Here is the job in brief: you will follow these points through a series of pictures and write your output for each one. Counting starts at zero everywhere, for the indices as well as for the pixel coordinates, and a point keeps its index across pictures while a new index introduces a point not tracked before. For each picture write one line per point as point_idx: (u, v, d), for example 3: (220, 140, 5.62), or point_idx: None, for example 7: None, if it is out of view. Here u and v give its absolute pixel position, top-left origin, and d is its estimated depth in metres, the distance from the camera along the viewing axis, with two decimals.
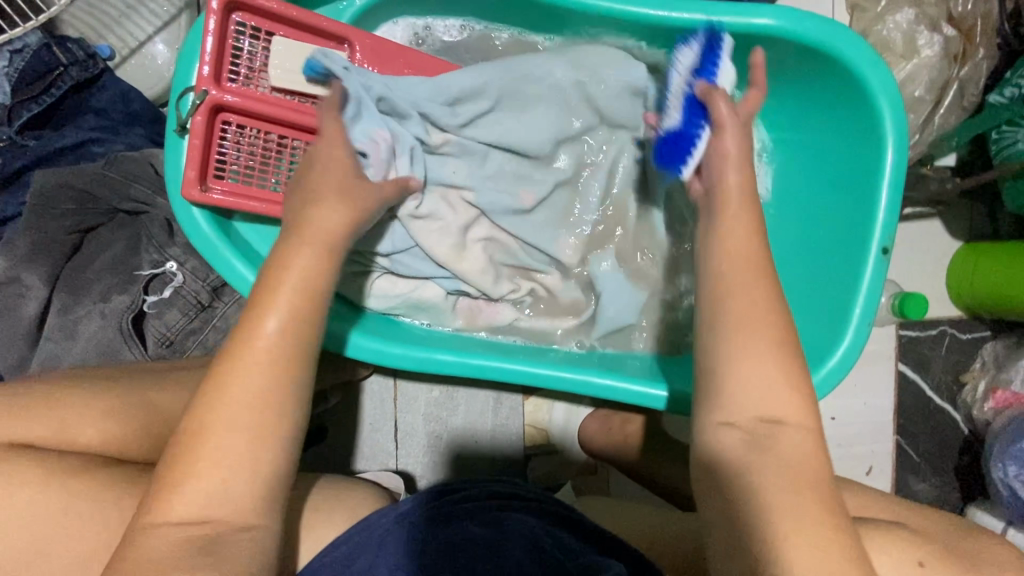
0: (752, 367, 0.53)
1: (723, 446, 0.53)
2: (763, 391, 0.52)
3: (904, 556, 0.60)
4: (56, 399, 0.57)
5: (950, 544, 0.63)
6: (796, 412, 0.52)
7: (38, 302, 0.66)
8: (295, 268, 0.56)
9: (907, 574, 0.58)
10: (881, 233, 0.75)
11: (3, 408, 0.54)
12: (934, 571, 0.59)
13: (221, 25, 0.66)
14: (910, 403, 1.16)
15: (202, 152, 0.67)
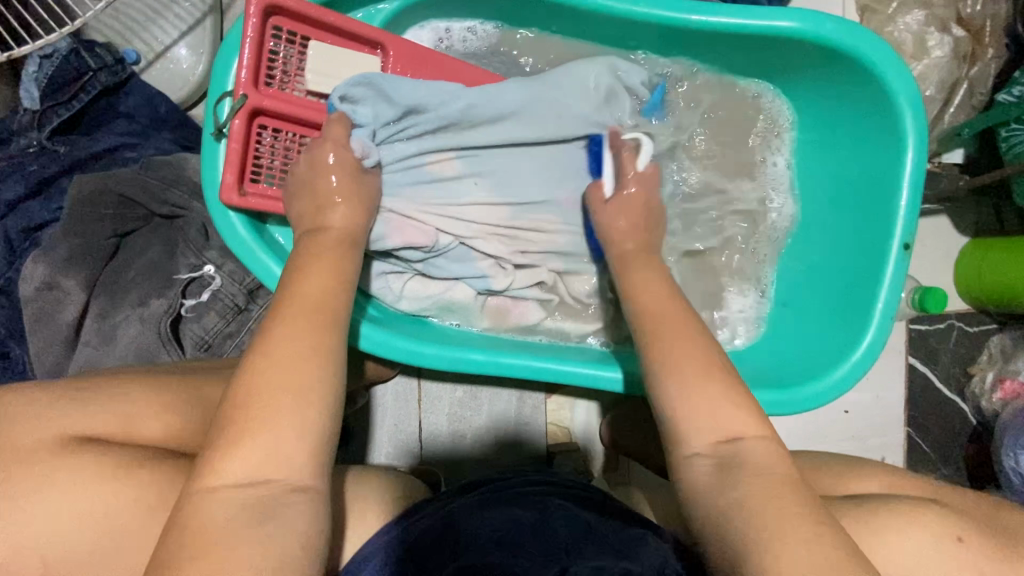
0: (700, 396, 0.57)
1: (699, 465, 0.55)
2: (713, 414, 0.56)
3: (945, 532, 0.61)
4: (106, 395, 0.56)
5: (988, 524, 0.64)
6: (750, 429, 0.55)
7: (77, 307, 0.66)
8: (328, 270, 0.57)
9: (950, 553, 0.60)
10: (902, 231, 0.77)
11: (56, 406, 0.53)
12: (977, 548, 0.60)
13: (259, 30, 0.66)
14: (920, 395, 1.19)
15: (240, 156, 0.67)
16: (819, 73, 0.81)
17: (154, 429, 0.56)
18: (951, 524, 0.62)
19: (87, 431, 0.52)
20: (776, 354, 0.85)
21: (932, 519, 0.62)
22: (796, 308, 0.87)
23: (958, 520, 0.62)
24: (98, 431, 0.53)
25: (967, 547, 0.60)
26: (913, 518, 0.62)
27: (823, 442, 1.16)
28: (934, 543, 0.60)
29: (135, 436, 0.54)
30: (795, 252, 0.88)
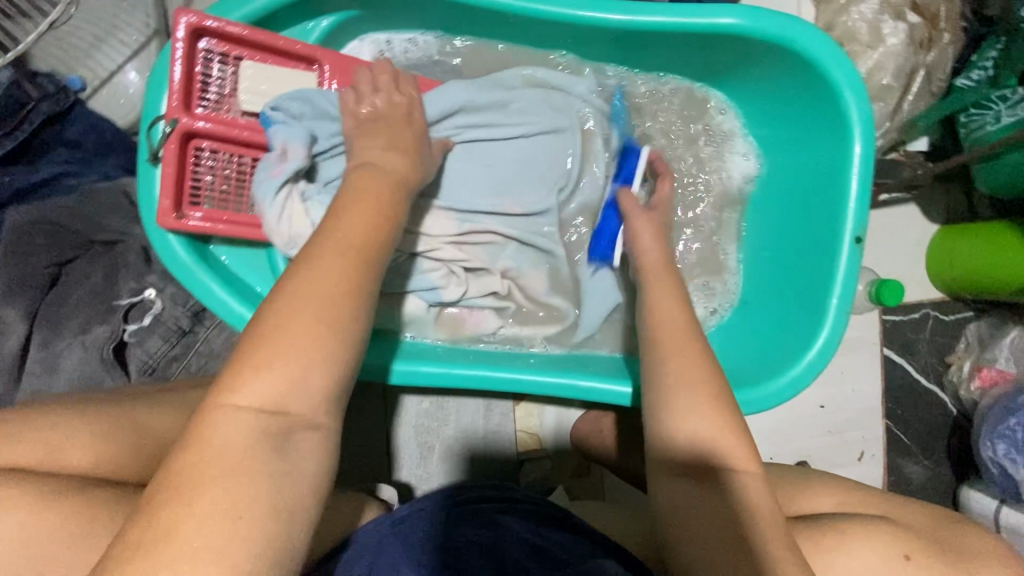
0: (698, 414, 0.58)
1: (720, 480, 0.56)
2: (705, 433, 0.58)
3: (892, 552, 0.62)
4: (39, 422, 0.56)
5: (939, 540, 0.65)
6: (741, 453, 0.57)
7: (19, 337, 0.66)
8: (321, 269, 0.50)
9: (896, 568, 0.61)
10: (853, 224, 0.76)
11: None
12: (921, 566, 0.62)
13: (189, 53, 0.67)
14: (898, 387, 1.17)
15: (175, 179, 0.67)
16: (763, 69, 0.81)
17: (88, 456, 0.56)
18: (898, 543, 0.63)
19: (17, 462, 0.52)
20: (733, 352, 0.84)
21: (880, 530, 0.64)
22: (754, 306, 0.85)
23: (907, 539, 0.64)
24: (30, 458, 0.53)
25: (914, 566, 0.62)
26: (863, 535, 0.63)
27: (800, 439, 1.15)
28: (882, 560, 0.61)
29: (68, 463, 0.55)
30: (752, 249, 0.87)
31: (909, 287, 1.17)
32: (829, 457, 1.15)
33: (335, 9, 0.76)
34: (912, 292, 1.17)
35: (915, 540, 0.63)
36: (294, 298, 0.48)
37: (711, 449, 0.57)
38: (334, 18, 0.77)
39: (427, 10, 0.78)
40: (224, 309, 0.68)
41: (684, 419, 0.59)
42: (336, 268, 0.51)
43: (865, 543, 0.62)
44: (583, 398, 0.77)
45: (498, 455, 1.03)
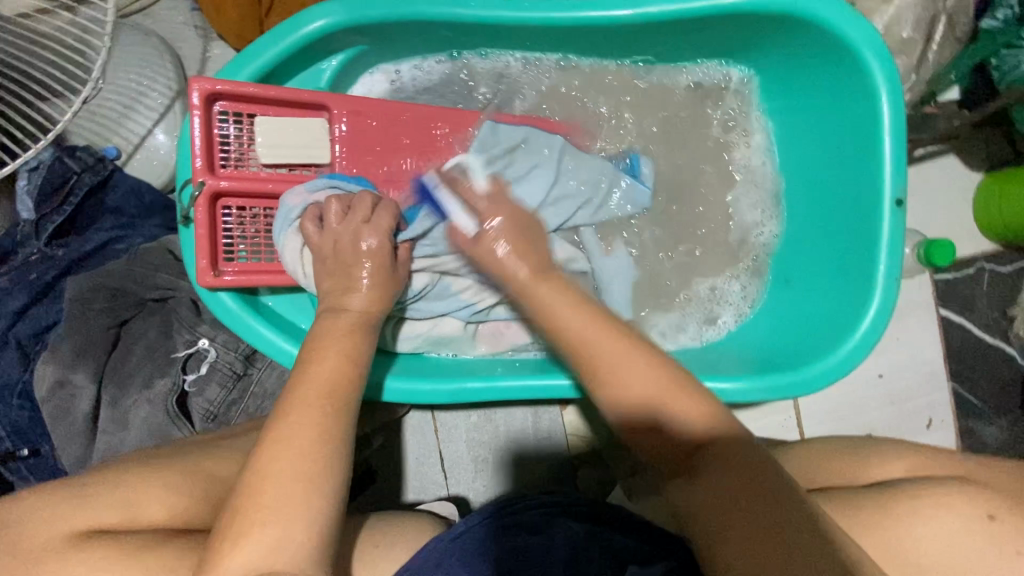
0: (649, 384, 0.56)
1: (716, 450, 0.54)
2: (662, 404, 0.56)
3: (972, 510, 0.61)
4: (114, 484, 0.58)
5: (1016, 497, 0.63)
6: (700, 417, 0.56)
7: (89, 399, 0.70)
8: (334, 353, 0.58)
9: (975, 530, 0.59)
10: (891, 187, 0.74)
11: (69, 500, 0.56)
12: (1007, 522, 0.60)
13: (205, 119, 0.69)
14: (960, 348, 1.12)
15: (209, 240, 0.70)
16: (777, 43, 0.79)
17: (163, 507, 0.58)
18: (979, 502, 0.61)
19: (101, 522, 0.55)
20: (783, 331, 0.82)
21: (957, 493, 0.62)
22: (796, 283, 0.84)
23: (987, 497, 0.62)
24: (112, 515, 0.56)
25: (999, 525, 0.59)
26: (935, 494, 0.63)
27: (862, 413, 1.11)
28: (963, 522, 0.60)
29: (146, 516, 0.57)
30: (786, 226, 0.86)
31: (958, 241, 1.11)
32: (894, 427, 1.11)
33: (342, 47, 0.77)
34: (962, 247, 1.11)
35: (996, 498, 0.62)
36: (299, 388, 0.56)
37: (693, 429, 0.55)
38: (342, 57, 0.78)
39: (429, 34, 0.79)
40: (279, 352, 0.71)
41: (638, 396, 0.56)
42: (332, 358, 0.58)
43: (945, 514, 0.61)
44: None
45: (552, 462, 1.03)
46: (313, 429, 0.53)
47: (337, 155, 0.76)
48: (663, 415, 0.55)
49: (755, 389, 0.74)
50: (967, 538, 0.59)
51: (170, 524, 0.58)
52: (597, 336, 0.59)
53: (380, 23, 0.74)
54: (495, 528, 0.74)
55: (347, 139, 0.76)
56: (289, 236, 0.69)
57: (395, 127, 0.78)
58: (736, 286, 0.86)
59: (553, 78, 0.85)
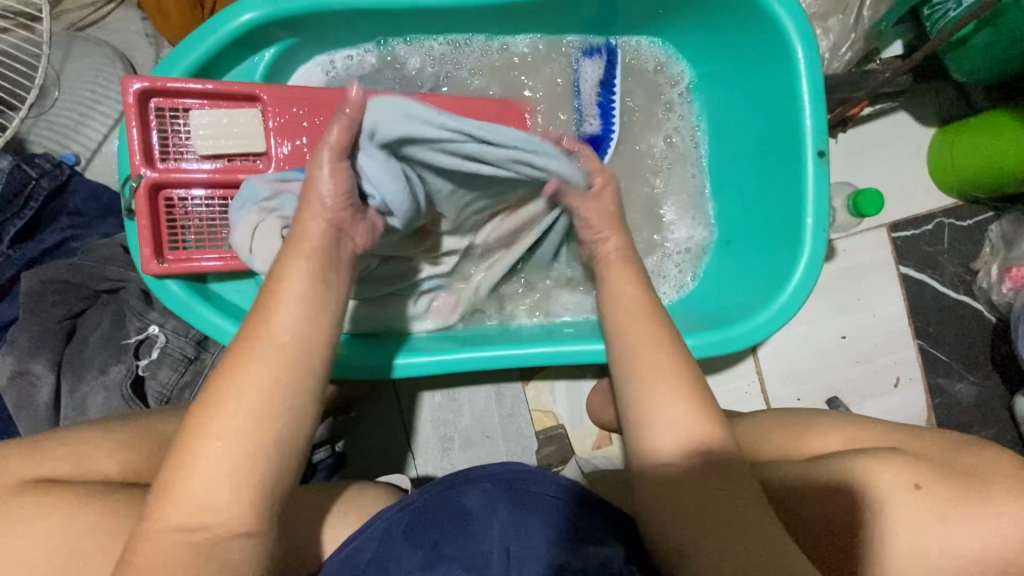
0: (670, 409, 0.58)
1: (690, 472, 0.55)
2: (675, 427, 0.57)
3: (900, 480, 0.60)
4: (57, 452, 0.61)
5: (948, 462, 0.62)
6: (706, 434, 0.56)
7: (50, 387, 0.73)
8: (286, 307, 0.56)
9: (902, 496, 0.60)
10: (813, 139, 0.74)
11: None
12: (933, 492, 0.60)
13: (141, 115, 0.73)
14: (924, 304, 1.11)
15: (152, 230, 0.74)
16: (694, 9, 0.80)
17: None
18: (907, 473, 0.61)
19: (50, 473, 0.54)
20: (724, 291, 0.83)
21: (889, 463, 0.62)
22: (735, 243, 0.85)
23: (917, 468, 0.61)
24: (63, 468, 0.56)
25: (924, 495, 0.59)
26: (867, 464, 0.62)
27: (827, 374, 1.11)
28: (889, 490, 0.60)
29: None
30: (723, 188, 0.87)
31: (915, 197, 1.11)
32: (862, 387, 1.11)
33: (273, 41, 0.81)
34: (920, 203, 1.11)
35: (926, 469, 0.61)
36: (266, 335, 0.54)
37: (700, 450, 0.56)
38: (275, 49, 0.82)
39: (358, 22, 0.82)
40: (225, 334, 0.74)
41: (649, 418, 0.59)
42: (293, 307, 0.56)
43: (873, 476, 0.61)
44: (568, 360, 0.80)
45: (516, 438, 1.05)
46: (253, 383, 0.52)
47: (273, 145, 0.78)
48: (671, 433, 0.57)
49: (688, 346, 0.75)
50: (894, 508, 0.59)
51: None
52: (646, 347, 0.63)
53: (305, 14, 0.77)
54: (438, 493, 0.75)
55: (282, 129, 0.79)
56: (245, 214, 0.72)
57: (330, 113, 0.80)
58: (679, 250, 0.87)
59: (483, 59, 0.88)
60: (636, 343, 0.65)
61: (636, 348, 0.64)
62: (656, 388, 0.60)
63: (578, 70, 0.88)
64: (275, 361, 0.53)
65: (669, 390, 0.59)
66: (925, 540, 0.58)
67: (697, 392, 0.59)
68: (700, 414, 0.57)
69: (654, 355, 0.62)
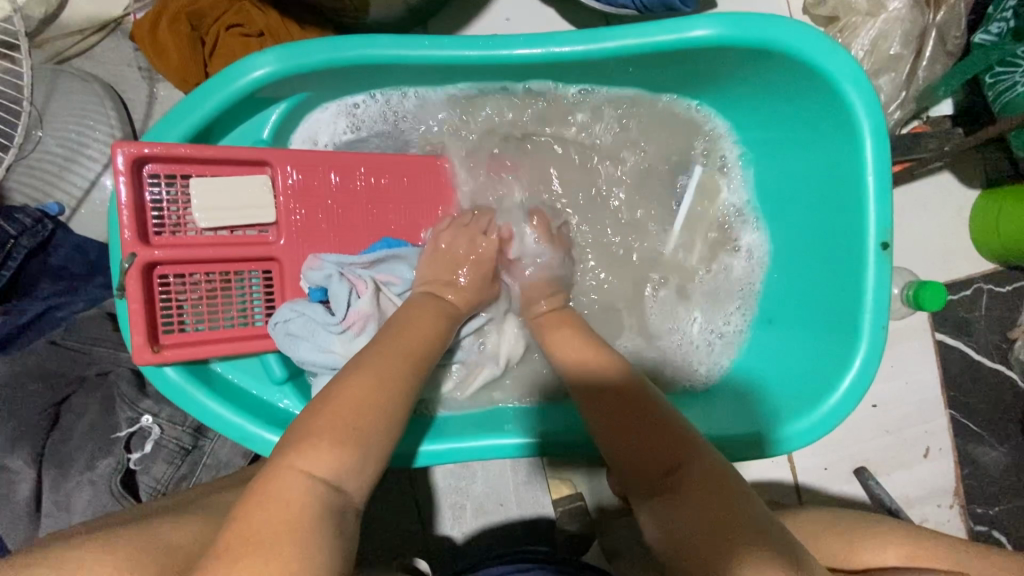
0: (576, 356, 0.67)
1: (617, 395, 0.62)
2: (584, 363, 0.66)
3: None
4: None
5: None
6: (621, 373, 0.64)
7: (29, 485, 0.66)
8: (369, 368, 0.56)
9: None
10: (877, 228, 0.68)
11: None
12: None
13: (134, 182, 0.65)
14: (959, 372, 1.07)
15: (145, 312, 0.66)
16: (749, 76, 0.74)
17: None
18: None
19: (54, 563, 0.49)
20: (768, 379, 0.78)
21: None
22: (779, 325, 0.79)
23: None
24: None
25: None
26: None
27: (856, 442, 1.06)
28: None
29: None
30: (769, 265, 0.81)
31: (954, 261, 1.06)
32: (890, 456, 1.06)
33: (285, 96, 0.73)
34: (959, 267, 1.06)
35: None
36: (348, 385, 0.54)
37: (605, 380, 0.64)
38: (286, 104, 0.74)
39: (380, 76, 0.74)
40: (227, 425, 0.67)
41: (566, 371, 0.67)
42: (393, 360, 0.58)
43: None
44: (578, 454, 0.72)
45: (532, 506, 1.00)
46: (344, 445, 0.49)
47: (284, 212, 0.72)
48: (579, 375, 0.66)
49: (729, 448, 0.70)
50: None
51: None
52: (549, 320, 0.73)
53: (321, 70, 0.69)
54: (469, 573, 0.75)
55: (295, 195, 0.72)
56: (341, 280, 0.71)
57: (348, 178, 0.75)
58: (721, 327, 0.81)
59: (517, 115, 0.81)
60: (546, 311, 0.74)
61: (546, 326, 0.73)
62: (568, 344, 0.69)
63: (627, 130, 0.82)
64: (349, 412, 0.51)
65: (575, 342, 0.69)
66: None
67: (591, 341, 0.69)
68: (597, 350, 0.68)
69: (560, 323, 0.72)
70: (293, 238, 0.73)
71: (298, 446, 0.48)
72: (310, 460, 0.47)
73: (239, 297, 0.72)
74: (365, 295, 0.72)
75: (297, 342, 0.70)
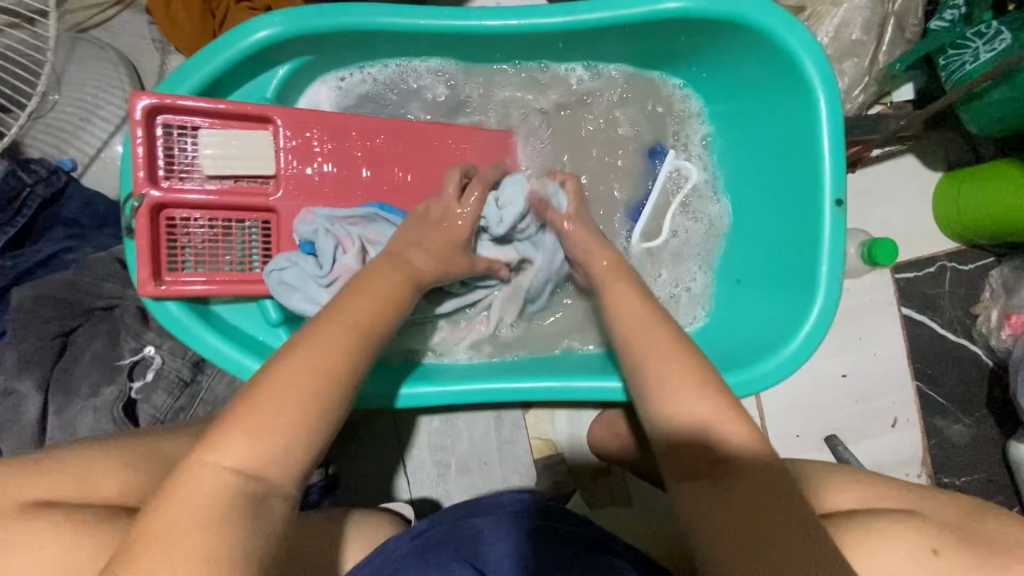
0: (688, 400, 0.56)
1: (731, 459, 0.52)
2: (695, 414, 0.55)
3: (913, 542, 0.59)
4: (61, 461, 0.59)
5: (960, 526, 0.61)
6: (738, 430, 0.54)
7: (36, 407, 0.70)
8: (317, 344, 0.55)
9: (916, 559, 0.58)
10: (832, 187, 0.74)
11: (17, 481, 0.56)
12: (950, 559, 0.58)
13: (147, 130, 0.70)
14: (925, 346, 1.12)
15: (151, 250, 0.71)
16: (717, 48, 0.80)
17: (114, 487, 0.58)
18: (923, 535, 0.59)
19: (50, 495, 0.55)
20: (734, 332, 0.82)
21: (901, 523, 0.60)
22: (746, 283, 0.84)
23: (928, 530, 0.60)
24: (60, 492, 0.56)
25: (941, 560, 0.58)
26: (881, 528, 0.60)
27: (827, 411, 1.11)
28: (900, 545, 0.58)
29: (98, 494, 0.56)
30: (737, 227, 0.87)
31: (919, 240, 1.12)
32: (859, 425, 1.11)
33: (288, 58, 0.79)
34: (924, 245, 1.12)
35: (941, 531, 0.60)
36: (292, 365, 0.53)
37: (711, 433, 0.54)
38: (290, 66, 0.79)
39: (377, 43, 0.80)
40: (224, 357, 0.72)
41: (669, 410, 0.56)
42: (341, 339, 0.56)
43: (888, 541, 0.59)
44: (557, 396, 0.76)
45: (514, 465, 1.04)
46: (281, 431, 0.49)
47: (285, 166, 0.77)
48: (686, 425, 0.55)
49: None
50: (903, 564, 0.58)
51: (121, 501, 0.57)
52: (638, 331, 0.63)
53: (323, 34, 0.75)
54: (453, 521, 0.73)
55: (294, 150, 0.77)
56: (327, 237, 0.73)
57: (344, 139, 0.79)
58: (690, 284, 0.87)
59: (503, 84, 0.87)
60: (637, 334, 0.63)
61: (633, 341, 0.62)
62: (681, 379, 0.57)
63: (606, 100, 0.88)
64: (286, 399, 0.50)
65: (689, 377, 0.57)
66: None
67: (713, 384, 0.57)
68: (719, 403, 0.56)
69: (659, 340, 0.61)
70: (291, 191, 0.77)
71: (215, 437, 0.48)
72: (226, 452, 0.47)
73: (240, 245, 0.76)
74: (351, 251, 0.74)
75: (288, 292, 0.73)
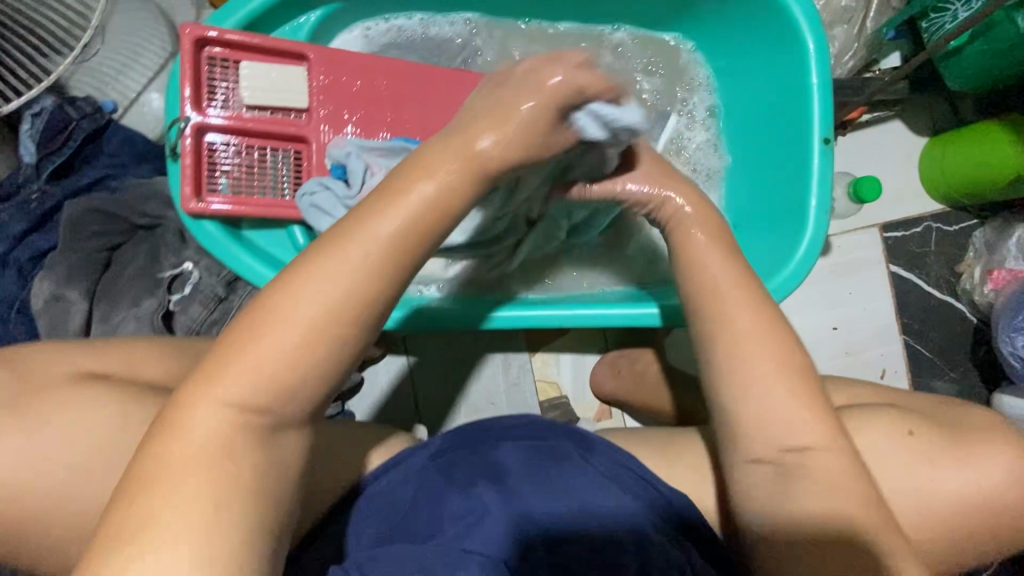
0: (773, 403, 0.54)
1: (807, 467, 0.53)
2: (776, 419, 0.54)
3: (893, 427, 0.63)
4: (110, 345, 0.63)
5: (938, 417, 0.65)
6: (821, 437, 0.54)
7: (82, 314, 0.75)
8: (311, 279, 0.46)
9: (895, 442, 0.62)
10: (820, 127, 0.80)
11: (75, 354, 0.60)
12: (924, 438, 0.62)
13: (195, 61, 0.77)
14: (912, 302, 1.18)
15: (193, 170, 0.77)
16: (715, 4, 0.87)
17: (159, 368, 0.63)
18: (900, 420, 0.64)
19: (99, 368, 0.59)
20: None
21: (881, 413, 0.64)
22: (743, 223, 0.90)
23: (906, 416, 0.64)
24: (109, 365, 0.61)
25: (915, 440, 0.62)
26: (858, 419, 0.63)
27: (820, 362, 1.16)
28: (881, 431, 0.62)
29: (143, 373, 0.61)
30: (735, 172, 0.93)
31: (905, 201, 1.18)
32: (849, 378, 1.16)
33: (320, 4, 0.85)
34: (910, 206, 1.18)
35: (917, 418, 0.64)
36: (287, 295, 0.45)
37: (793, 438, 0.54)
38: (322, 11, 0.86)
39: None
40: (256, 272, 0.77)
41: (740, 406, 0.55)
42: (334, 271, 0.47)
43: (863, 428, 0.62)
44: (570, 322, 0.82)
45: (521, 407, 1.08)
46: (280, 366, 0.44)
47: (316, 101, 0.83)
48: (765, 424, 0.54)
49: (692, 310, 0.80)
50: (883, 450, 0.61)
51: (166, 381, 0.62)
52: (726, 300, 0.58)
53: None
54: (473, 444, 0.68)
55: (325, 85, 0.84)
56: (360, 159, 0.80)
57: (371, 77, 0.86)
58: None
59: (517, 38, 0.93)
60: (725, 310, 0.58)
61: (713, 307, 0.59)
62: (773, 381, 0.54)
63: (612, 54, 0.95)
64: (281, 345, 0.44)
65: (781, 382, 0.55)
66: (919, 483, 0.60)
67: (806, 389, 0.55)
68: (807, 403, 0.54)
69: (751, 333, 0.57)
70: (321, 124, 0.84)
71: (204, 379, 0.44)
72: (218, 389, 0.43)
73: (274, 172, 0.83)
74: (379, 173, 0.80)
75: (318, 215, 0.79)
